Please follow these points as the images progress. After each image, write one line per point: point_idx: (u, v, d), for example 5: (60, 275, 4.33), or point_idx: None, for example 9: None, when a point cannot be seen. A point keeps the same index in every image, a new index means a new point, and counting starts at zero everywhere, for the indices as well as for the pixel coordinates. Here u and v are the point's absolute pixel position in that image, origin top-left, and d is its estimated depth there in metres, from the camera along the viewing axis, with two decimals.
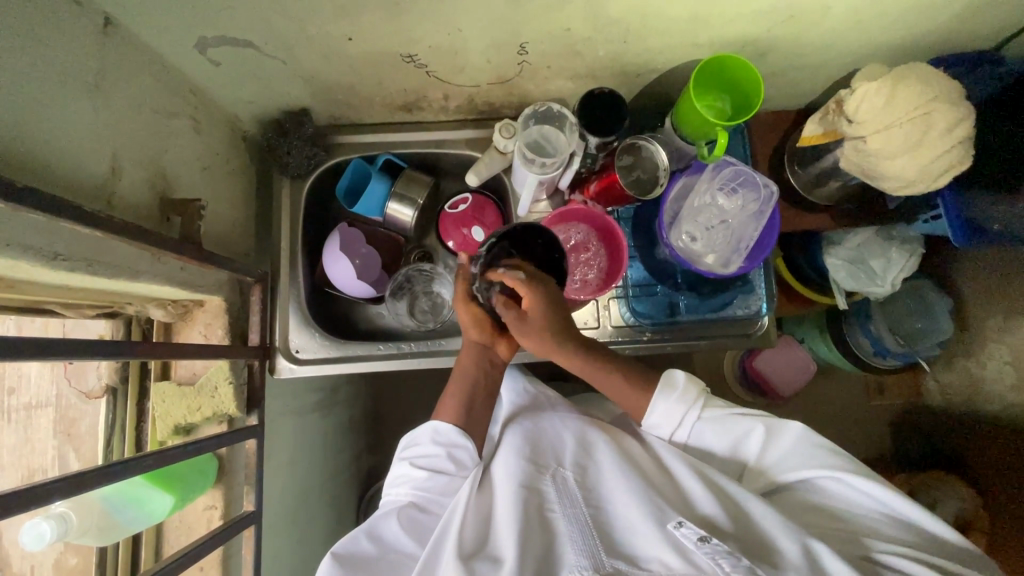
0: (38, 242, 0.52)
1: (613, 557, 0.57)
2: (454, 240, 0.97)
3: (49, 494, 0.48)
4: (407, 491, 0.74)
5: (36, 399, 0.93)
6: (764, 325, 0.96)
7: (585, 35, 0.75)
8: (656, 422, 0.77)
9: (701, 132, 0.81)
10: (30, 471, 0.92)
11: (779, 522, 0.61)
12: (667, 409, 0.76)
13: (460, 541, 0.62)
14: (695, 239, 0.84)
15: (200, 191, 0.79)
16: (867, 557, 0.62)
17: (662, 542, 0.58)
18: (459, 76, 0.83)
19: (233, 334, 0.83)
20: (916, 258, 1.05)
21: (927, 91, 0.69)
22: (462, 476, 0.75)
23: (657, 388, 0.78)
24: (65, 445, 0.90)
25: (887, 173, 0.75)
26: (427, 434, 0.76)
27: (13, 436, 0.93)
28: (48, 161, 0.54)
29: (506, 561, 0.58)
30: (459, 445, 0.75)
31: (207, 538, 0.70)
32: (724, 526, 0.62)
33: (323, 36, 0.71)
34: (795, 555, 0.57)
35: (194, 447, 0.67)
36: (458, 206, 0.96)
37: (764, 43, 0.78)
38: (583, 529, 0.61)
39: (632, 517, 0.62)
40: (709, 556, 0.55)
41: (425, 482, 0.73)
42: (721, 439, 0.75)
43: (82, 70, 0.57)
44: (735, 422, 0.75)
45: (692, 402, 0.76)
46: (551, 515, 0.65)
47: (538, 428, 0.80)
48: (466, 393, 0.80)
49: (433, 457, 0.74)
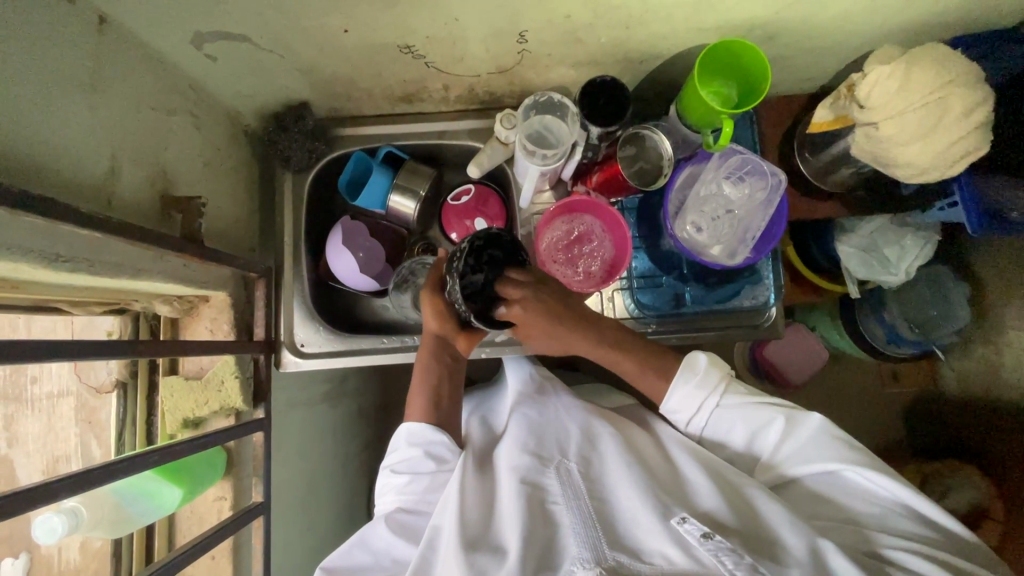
0: (38, 244, 0.52)
1: (616, 550, 0.57)
2: (457, 232, 0.98)
3: (57, 492, 0.49)
4: (393, 495, 0.75)
5: (57, 388, 0.96)
6: (772, 316, 0.94)
7: (586, 22, 0.73)
8: (676, 407, 0.77)
9: (705, 121, 0.78)
10: (53, 459, 0.95)
11: (783, 517, 0.60)
12: (687, 396, 0.76)
13: (461, 529, 0.62)
14: (701, 229, 0.83)
15: (201, 186, 0.79)
16: (875, 554, 0.61)
17: (665, 536, 0.57)
18: (459, 66, 0.81)
19: (239, 329, 0.85)
20: (931, 245, 1.02)
21: (944, 74, 0.67)
22: (443, 471, 0.74)
23: (679, 371, 0.78)
24: (86, 436, 0.93)
25: (899, 160, 0.72)
26: (403, 439, 0.77)
27: (36, 426, 0.97)
28: (50, 163, 0.54)
29: (508, 556, 0.58)
30: (434, 442, 0.76)
31: (219, 527, 0.72)
32: (726, 521, 0.61)
33: (319, 29, 0.70)
34: (800, 552, 0.57)
35: (202, 440, 0.68)
36: (460, 198, 0.97)
37: (772, 26, 0.75)
38: (585, 520, 0.61)
39: (635, 508, 0.61)
40: (710, 552, 0.55)
41: (408, 485, 0.74)
42: (734, 425, 0.75)
43: (78, 68, 0.57)
44: (754, 411, 0.74)
45: (713, 387, 0.76)
46: (553, 506, 0.64)
47: (543, 420, 0.79)
48: (426, 383, 0.81)
49: (410, 459, 0.75)
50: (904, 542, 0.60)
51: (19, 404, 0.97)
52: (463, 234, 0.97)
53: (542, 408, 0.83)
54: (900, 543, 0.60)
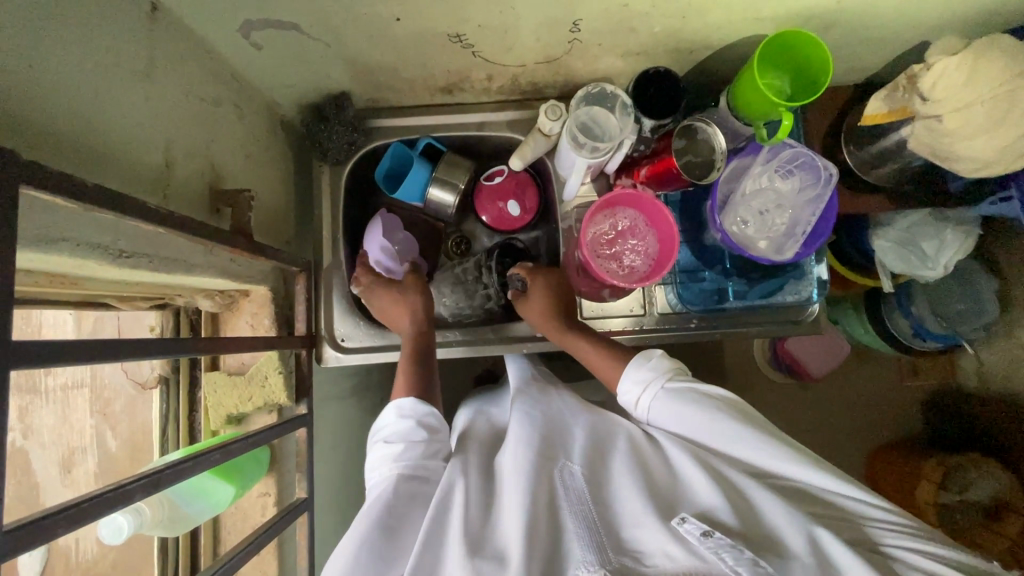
0: (104, 239, 0.51)
1: (619, 554, 0.52)
2: (489, 215, 0.96)
3: (130, 494, 0.47)
4: (385, 468, 0.66)
5: (74, 379, 0.97)
6: (814, 311, 0.94)
7: (643, 10, 0.71)
8: (628, 399, 0.75)
9: (761, 114, 0.77)
10: (72, 452, 0.98)
11: (782, 513, 0.55)
12: (635, 385, 0.73)
13: (464, 532, 0.57)
14: (748, 223, 0.82)
15: (243, 178, 0.78)
16: (876, 549, 0.57)
17: (663, 534, 0.53)
18: (506, 55, 0.79)
19: (280, 324, 0.84)
20: (972, 240, 0.98)
21: (1014, 65, 0.65)
22: (437, 439, 0.68)
23: (632, 360, 0.76)
24: (102, 429, 0.96)
25: (962, 153, 0.71)
26: (391, 413, 0.70)
27: (52, 418, 0.98)
28: (106, 154, 0.52)
29: (512, 560, 0.52)
30: (425, 412, 0.70)
31: (270, 525, 0.71)
32: (727, 521, 0.55)
33: (371, 16, 0.68)
34: (801, 552, 0.52)
35: (254, 438, 0.65)
36: (494, 179, 0.95)
37: (832, 14, 0.73)
38: (590, 525, 0.55)
39: (635, 508, 0.56)
40: (712, 551, 0.50)
41: (402, 455, 0.65)
42: (672, 419, 0.69)
43: (132, 56, 0.55)
44: (690, 402, 0.68)
45: (662, 373, 0.72)
46: (560, 508, 0.58)
47: (545, 418, 0.73)
48: (412, 354, 0.79)
49: (402, 430, 0.68)
50: (897, 536, 0.58)
51: (33, 396, 0.98)
52: (496, 216, 0.96)
53: (544, 407, 0.76)
54: (895, 537, 0.58)
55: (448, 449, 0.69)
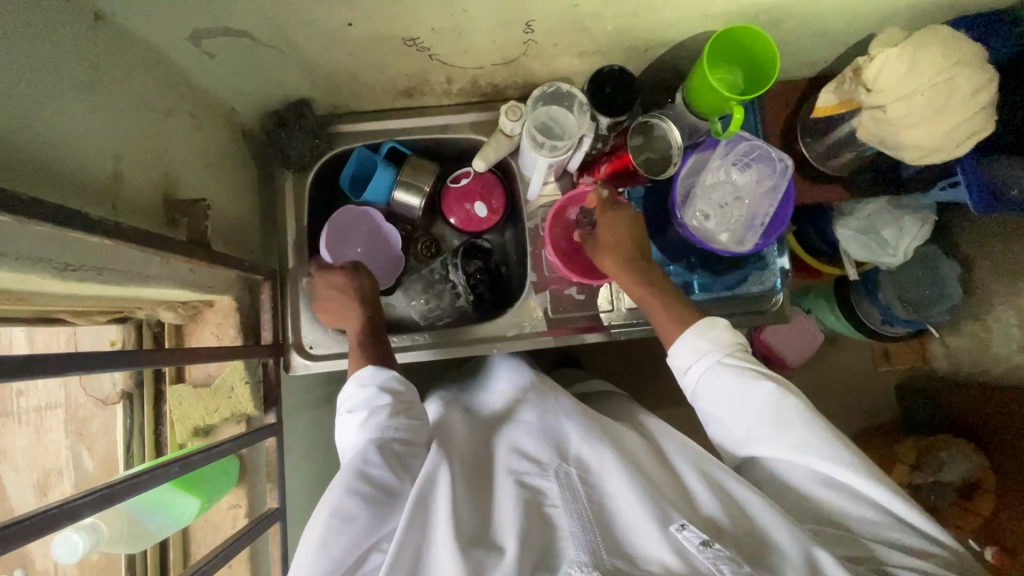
0: (46, 252, 0.50)
1: (614, 556, 0.52)
2: (457, 216, 0.97)
3: (78, 511, 0.46)
4: (355, 437, 0.67)
5: (44, 400, 0.96)
6: (780, 301, 0.95)
7: (594, 10, 0.72)
8: (680, 363, 0.70)
9: (715, 109, 0.78)
10: (43, 472, 0.97)
11: (778, 520, 0.56)
12: (692, 348, 0.69)
13: (455, 527, 0.56)
14: (708, 217, 0.83)
15: (202, 187, 0.77)
16: (876, 567, 0.58)
17: (663, 543, 0.52)
18: (463, 58, 0.80)
19: (246, 333, 0.83)
20: (929, 225, 1.00)
21: (951, 55, 0.67)
22: (403, 400, 0.70)
23: (694, 325, 0.70)
24: (71, 448, 0.95)
25: (907, 142, 0.73)
26: (353, 385, 0.71)
27: (26, 440, 0.97)
28: (51, 168, 0.52)
29: (505, 555, 0.52)
30: (387, 378, 0.71)
31: (239, 536, 0.70)
32: (725, 528, 0.57)
33: (322, 22, 0.68)
34: (794, 562, 0.53)
35: (217, 450, 0.65)
36: (461, 180, 0.96)
37: (778, 11, 0.75)
38: (586, 524, 0.55)
39: (633, 513, 0.56)
40: (710, 562, 0.51)
41: (368, 421, 0.67)
42: (733, 398, 0.65)
43: (76, 69, 0.55)
44: (753, 383, 0.65)
45: (726, 347, 0.68)
46: (551, 510, 0.58)
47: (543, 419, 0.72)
48: (362, 331, 0.80)
49: (366, 398, 0.69)
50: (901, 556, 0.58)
51: (4, 418, 0.97)
52: (463, 218, 0.97)
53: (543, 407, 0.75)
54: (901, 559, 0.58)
55: (417, 407, 0.71)
